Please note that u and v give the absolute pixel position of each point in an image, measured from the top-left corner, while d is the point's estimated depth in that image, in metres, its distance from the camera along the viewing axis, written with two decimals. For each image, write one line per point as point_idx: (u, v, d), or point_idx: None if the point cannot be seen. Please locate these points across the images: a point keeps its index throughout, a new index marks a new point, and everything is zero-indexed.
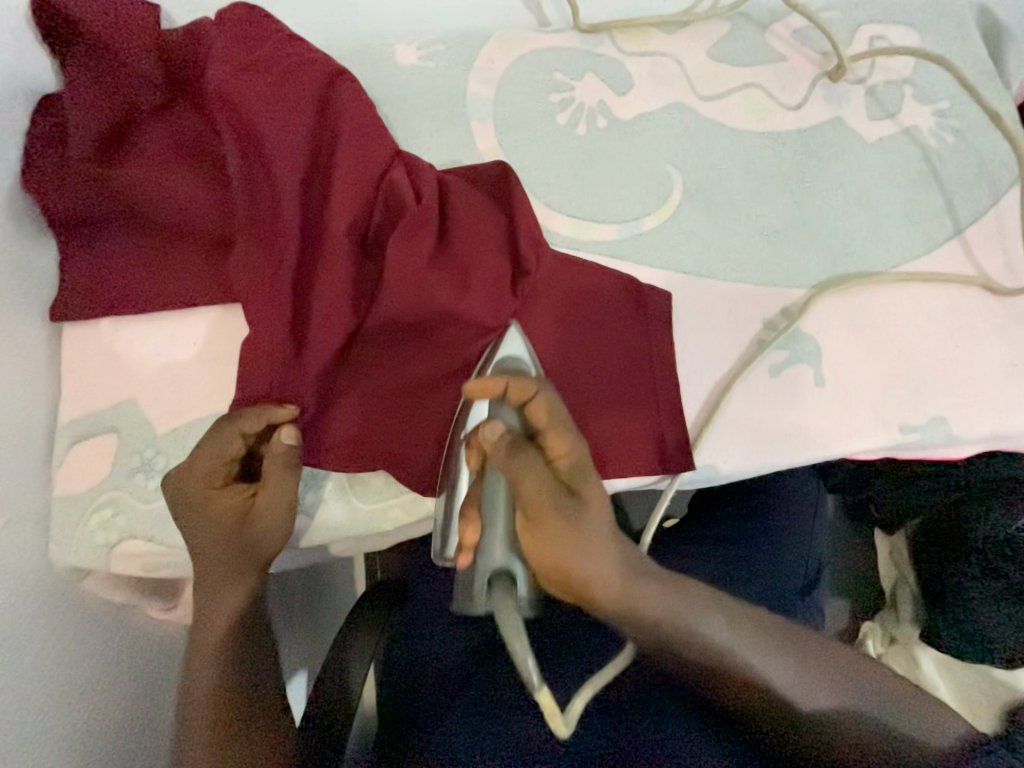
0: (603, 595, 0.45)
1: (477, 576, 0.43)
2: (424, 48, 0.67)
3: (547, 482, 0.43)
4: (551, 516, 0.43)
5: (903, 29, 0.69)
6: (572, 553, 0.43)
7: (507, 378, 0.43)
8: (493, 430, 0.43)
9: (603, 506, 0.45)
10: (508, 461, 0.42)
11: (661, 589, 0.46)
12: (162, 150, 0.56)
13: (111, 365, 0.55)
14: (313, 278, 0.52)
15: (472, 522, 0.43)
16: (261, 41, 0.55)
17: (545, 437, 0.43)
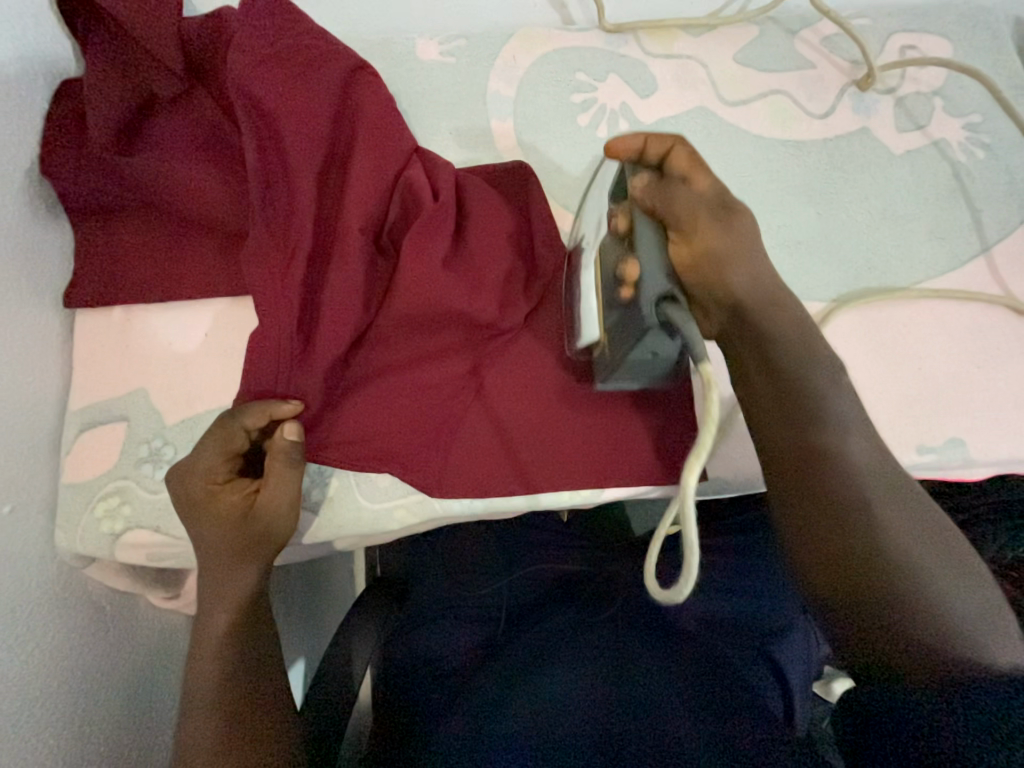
0: (756, 311, 0.45)
1: (642, 306, 0.44)
2: (446, 44, 0.66)
3: (704, 205, 0.46)
4: (714, 228, 0.45)
5: (936, 39, 0.67)
6: (724, 249, 0.45)
7: (646, 136, 0.48)
8: (640, 176, 0.47)
9: (751, 224, 0.47)
10: (659, 191, 0.46)
11: (800, 362, 0.45)
12: (179, 139, 0.56)
13: (122, 354, 0.54)
14: (326, 274, 0.52)
15: (628, 262, 0.46)
16: (282, 32, 0.54)
17: (692, 178, 0.47)
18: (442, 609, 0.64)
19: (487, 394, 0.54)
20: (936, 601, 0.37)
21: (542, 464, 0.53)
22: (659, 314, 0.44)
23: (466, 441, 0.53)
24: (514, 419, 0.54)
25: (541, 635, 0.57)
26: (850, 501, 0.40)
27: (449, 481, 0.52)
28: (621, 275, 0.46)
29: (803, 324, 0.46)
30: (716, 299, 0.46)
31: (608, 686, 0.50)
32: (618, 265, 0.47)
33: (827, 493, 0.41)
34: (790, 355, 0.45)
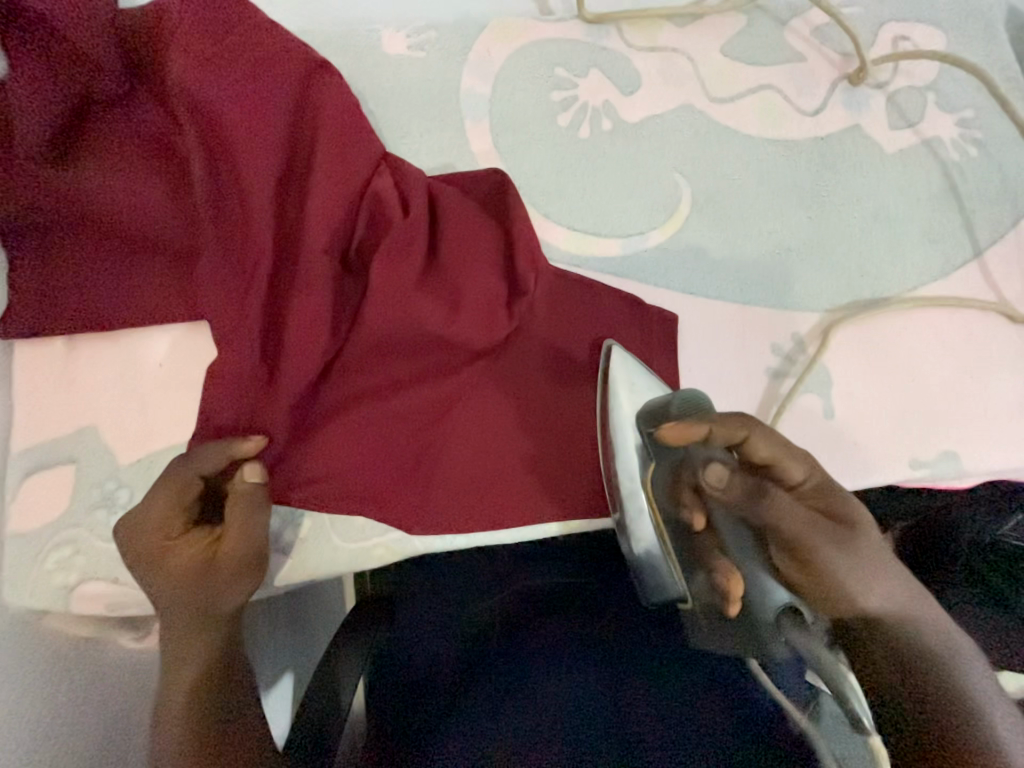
0: (868, 554, 0.44)
1: (755, 618, 0.47)
2: (414, 37, 0.61)
3: (804, 521, 0.44)
4: (819, 549, 0.43)
5: (929, 28, 0.64)
6: (842, 594, 0.43)
7: (710, 423, 0.45)
8: (716, 471, 0.45)
9: (865, 518, 0.45)
10: (749, 500, 0.45)
11: (891, 568, 0.44)
12: (120, 149, 0.51)
13: (68, 389, 0.50)
14: (288, 298, 0.47)
15: (733, 579, 0.47)
16: (229, 27, 0.49)
17: (778, 467, 0.45)
18: (437, 621, 0.61)
19: (469, 421, 0.51)
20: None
21: (528, 493, 0.51)
22: (778, 629, 0.46)
23: (448, 472, 0.50)
24: (497, 446, 0.51)
25: (532, 654, 0.55)
26: (958, 723, 0.38)
27: (430, 515, 0.49)
28: (722, 585, 0.48)
29: (911, 615, 0.43)
30: (825, 606, 0.45)
31: (613, 697, 0.51)
32: (714, 564, 0.49)
33: (937, 723, 0.38)
34: (912, 656, 0.41)
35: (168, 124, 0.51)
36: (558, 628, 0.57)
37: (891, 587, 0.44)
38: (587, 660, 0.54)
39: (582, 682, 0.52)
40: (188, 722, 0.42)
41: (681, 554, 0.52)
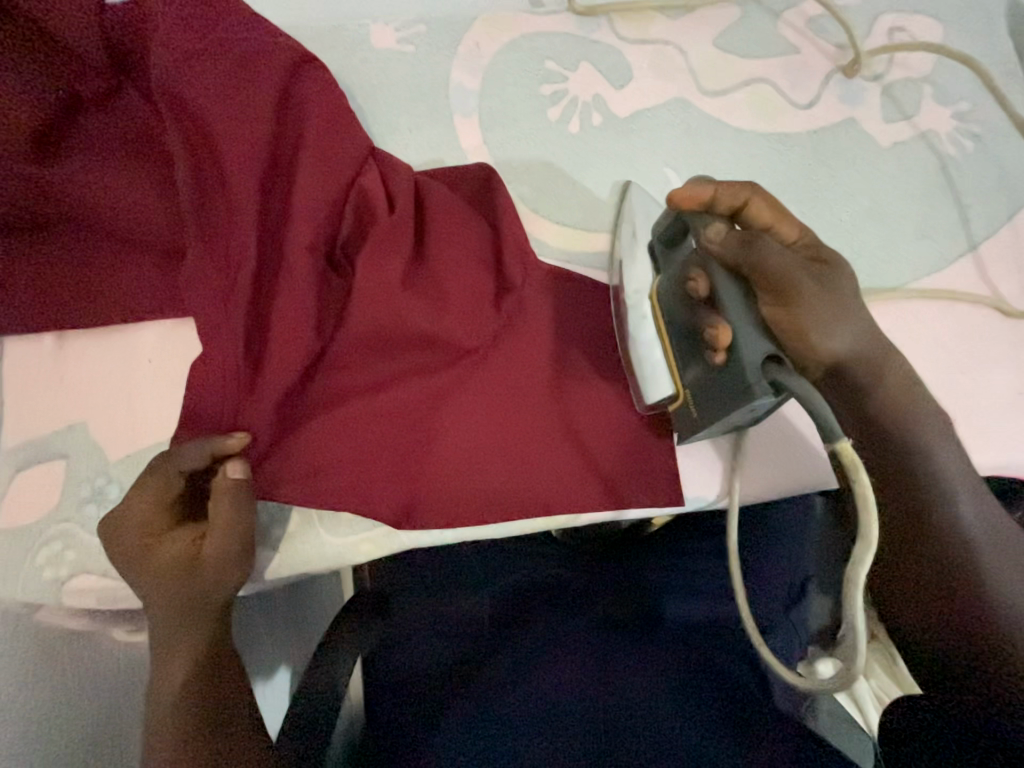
0: (851, 332, 0.45)
1: (745, 371, 0.41)
2: (403, 30, 0.60)
3: (793, 263, 0.44)
4: (807, 287, 0.43)
5: (926, 19, 0.63)
6: (822, 321, 0.44)
7: (717, 188, 0.46)
8: (717, 230, 0.45)
9: (847, 285, 0.46)
10: (742, 248, 0.43)
11: (877, 345, 0.46)
12: (106, 146, 0.51)
13: (59, 386, 0.50)
14: (272, 295, 0.48)
15: (698, 282, 0.44)
16: (213, 22, 0.49)
17: (777, 230, 0.47)
18: (424, 624, 0.60)
19: (456, 416, 0.51)
20: (993, 572, 0.41)
21: (514, 489, 0.51)
22: (766, 378, 0.41)
23: (435, 470, 0.50)
24: (484, 443, 0.51)
25: (523, 655, 0.55)
26: (918, 470, 0.44)
27: (416, 514, 0.49)
28: (710, 340, 0.43)
29: (874, 361, 0.45)
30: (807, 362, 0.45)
31: (596, 686, 0.52)
32: (705, 327, 0.43)
33: (902, 475, 0.44)
34: (883, 417, 0.45)
35: (154, 120, 0.51)
36: (547, 619, 0.58)
37: (860, 332, 0.45)
38: (574, 650, 0.55)
39: (568, 671, 0.53)
40: (178, 713, 0.42)
41: (675, 336, 0.46)
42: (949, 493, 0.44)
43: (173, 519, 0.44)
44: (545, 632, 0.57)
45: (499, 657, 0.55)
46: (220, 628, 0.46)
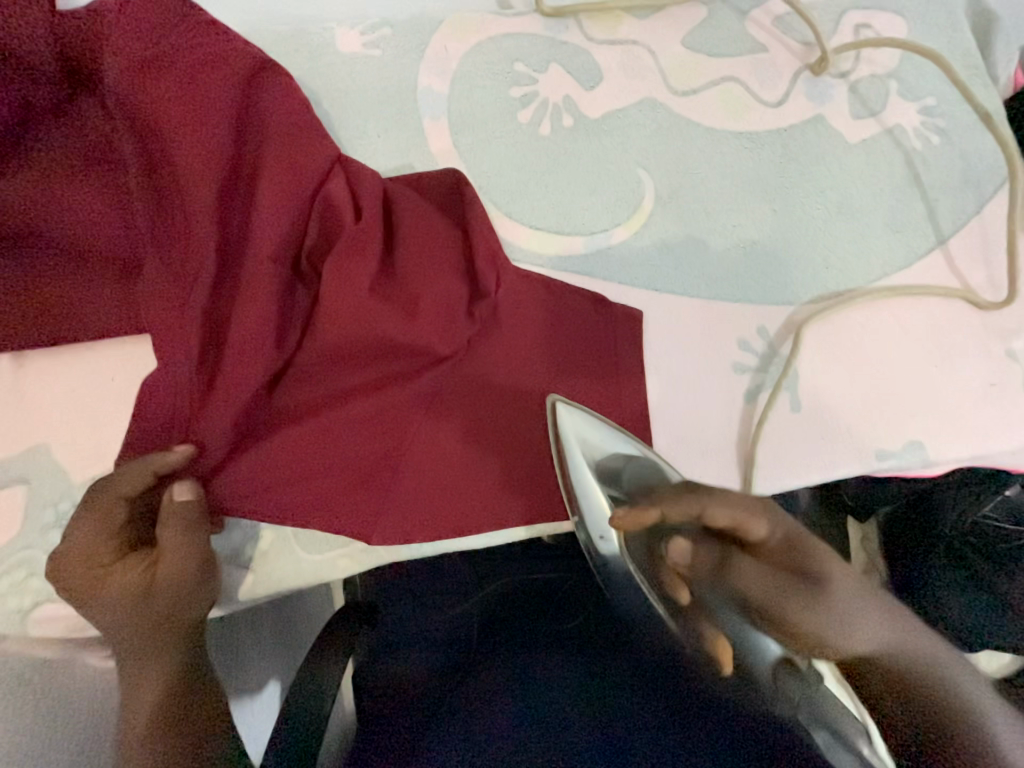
0: (830, 607, 0.47)
1: (757, 670, 0.49)
2: (368, 34, 0.59)
3: (770, 582, 0.48)
4: (794, 610, 0.47)
5: (890, 16, 0.64)
6: (818, 634, 0.47)
7: (660, 506, 0.47)
8: (680, 551, 0.50)
9: (832, 581, 0.48)
10: (716, 570, 0.49)
11: (864, 614, 0.48)
12: (58, 156, 0.50)
13: (17, 406, 0.49)
14: (232, 307, 0.47)
15: (677, 583, 0.51)
16: (169, 28, 0.48)
17: (741, 530, 0.46)
18: (412, 634, 0.60)
19: (428, 425, 0.50)
20: (977, 713, 0.44)
21: (489, 496, 0.50)
22: (775, 677, 0.49)
23: (408, 481, 0.49)
24: (457, 450, 0.50)
25: (512, 653, 0.54)
26: (938, 687, 0.45)
27: (389, 525, 0.48)
28: (714, 654, 0.49)
29: (902, 650, 0.47)
30: (812, 652, 0.48)
31: (595, 683, 0.50)
32: (705, 632, 0.49)
33: (903, 671, 0.46)
34: (880, 648, 0.47)
35: (108, 129, 0.50)
36: (539, 625, 0.58)
37: (864, 625, 0.47)
38: (567, 649, 0.54)
39: (567, 671, 0.51)
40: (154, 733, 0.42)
41: (682, 622, 0.50)
42: (947, 672, 0.46)
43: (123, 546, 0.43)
44: (540, 635, 0.57)
45: (490, 655, 0.55)
46: (187, 649, 0.44)
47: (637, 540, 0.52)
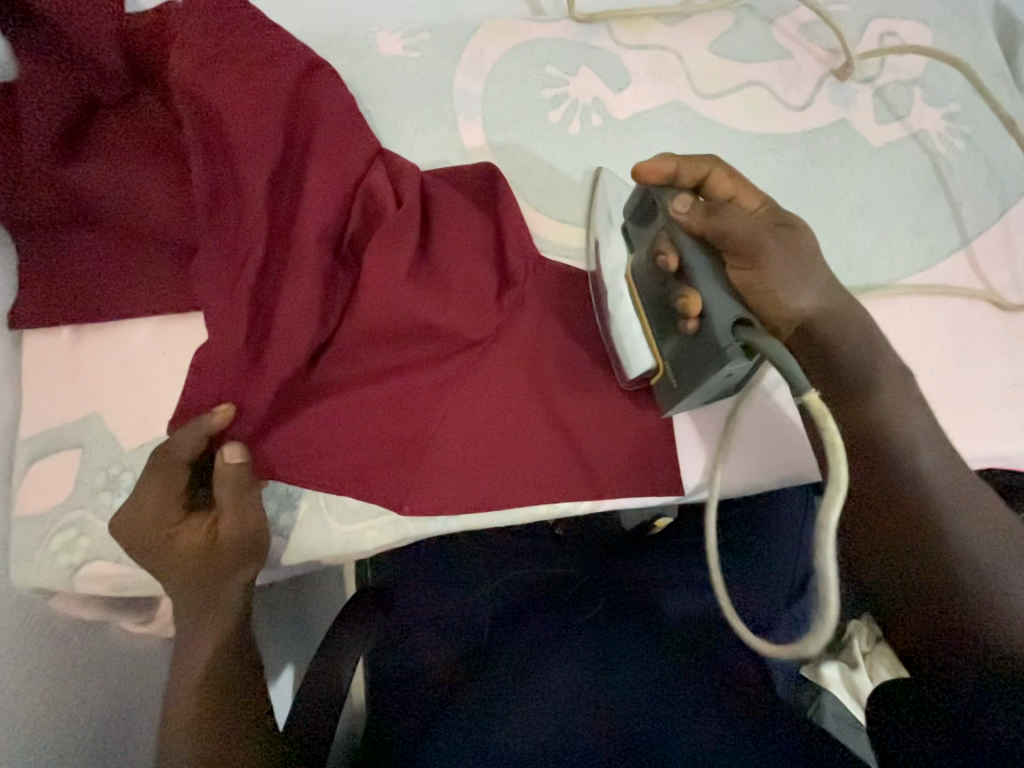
0: (803, 305, 0.47)
1: (717, 332, 0.44)
2: (408, 38, 0.63)
3: (757, 229, 0.46)
4: (769, 255, 0.46)
5: (915, 24, 0.65)
6: (783, 280, 0.46)
7: (677, 160, 0.49)
8: (681, 202, 0.47)
9: (811, 252, 0.48)
10: (707, 220, 0.46)
11: (830, 291, 0.48)
12: (122, 146, 0.53)
13: (74, 375, 0.52)
14: (277, 287, 0.49)
15: (667, 255, 0.47)
16: (232, 30, 0.51)
17: (738, 202, 0.49)
18: (425, 618, 0.61)
19: (456, 405, 0.52)
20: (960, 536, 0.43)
21: (514, 476, 0.52)
22: (738, 339, 0.43)
23: (436, 458, 0.51)
24: (484, 432, 0.52)
25: (523, 645, 0.56)
26: (924, 503, 0.44)
27: (417, 499, 0.50)
28: (682, 309, 0.45)
29: (888, 423, 0.46)
30: (772, 319, 0.48)
31: (601, 692, 0.51)
32: (676, 297, 0.46)
33: (870, 444, 0.47)
34: (848, 388, 0.48)
35: (170, 122, 0.54)
36: (550, 619, 0.58)
37: (823, 287, 0.48)
38: (571, 654, 0.54)
39: (569, 677, 0.52)
40: (206, 695, 0.43)
41: (656, 325, 0.49)
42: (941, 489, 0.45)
43: (184, 511, 0.45)
44: (543, 634, 0.56)
45: (497, 654, 0.56)
46: (238, 617, 0.46)
47: (637, 253, 0.50)
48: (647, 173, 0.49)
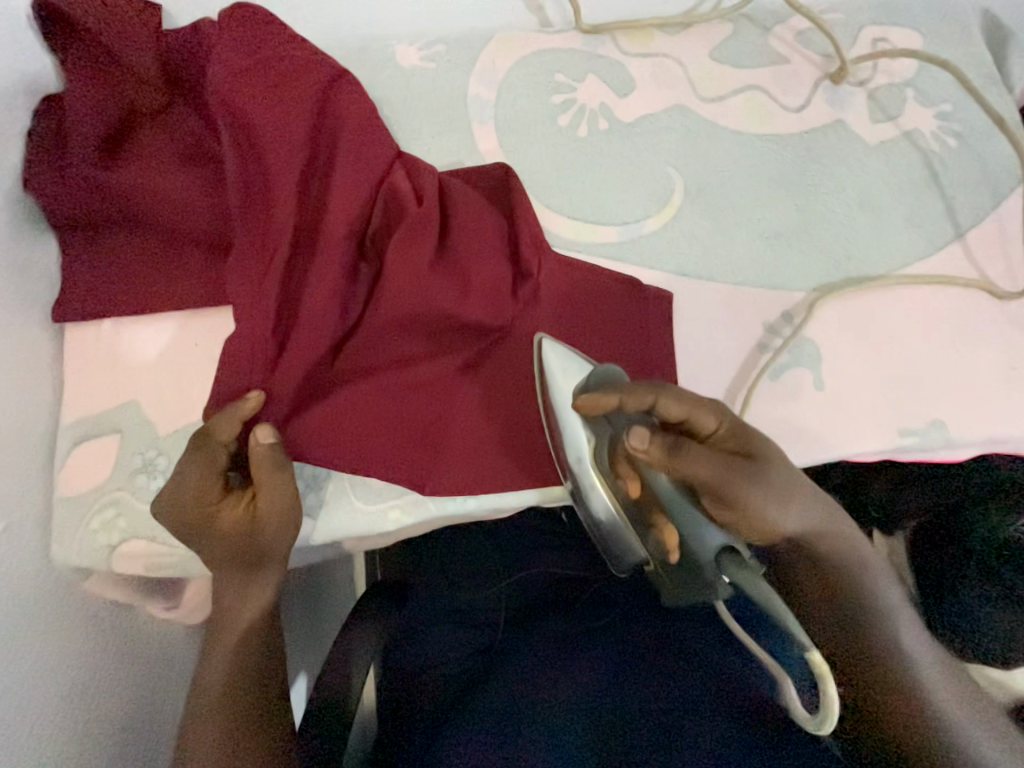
0: (772, 515, 0.49)
1: (701, 562, 0.49)
2: (425, 50, 0.66)
3: (721, 463, 0.46)
4: (739, 485, 0.47)
5: (906, 30, 0.69)
6: (760, 501, 0.48)
7: (621, 394, 0.47)
8: (639, 438, 0.47)
9: (778, 458, 0.49)
10: (670, 459, 0.46)
11: (802, 504, 0.50)
12: (157, 151, 0.57)
13: (112, 366, 0.55)
14: (304, 280, 0.52)
15: (631, 482, 0.50)
16: (263, 44, 0.55)
17: (693, 423, 0.48)
18: (454, 608, 0.63)
19: (473, 392, 0.54)
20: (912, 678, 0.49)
21: (530, 459, 0.54)
22: (724, 571, 0.47)
23: (455, 443, 0.53)
24: (500, 418, 0.54)
25: (542, 639, 0.57)
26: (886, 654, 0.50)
27: (438, 481, 0.52)
28: (664, 541, 0.50)
29: (854, 577, 0.53)
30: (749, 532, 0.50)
31: (605, 679, 0.53)
32: (655, 522, 0.51)
33: (845, 607, 0.52)
34: (823, 565, 0.53)
35: (203, 130, 0.57)
36: (558, 624, 0.59)
37: (797, 502, 0.50)
38: (579, 659, 0.54)
39: (576, 687, 0.52)
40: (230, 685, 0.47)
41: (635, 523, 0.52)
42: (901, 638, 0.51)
43: (223, 489, 0.47)
44: (553, 639, 0.57)
45: (503, 660, 0.56)
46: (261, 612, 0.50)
47: (602, 458, 0.51)
48: (587, 406, 0.48)
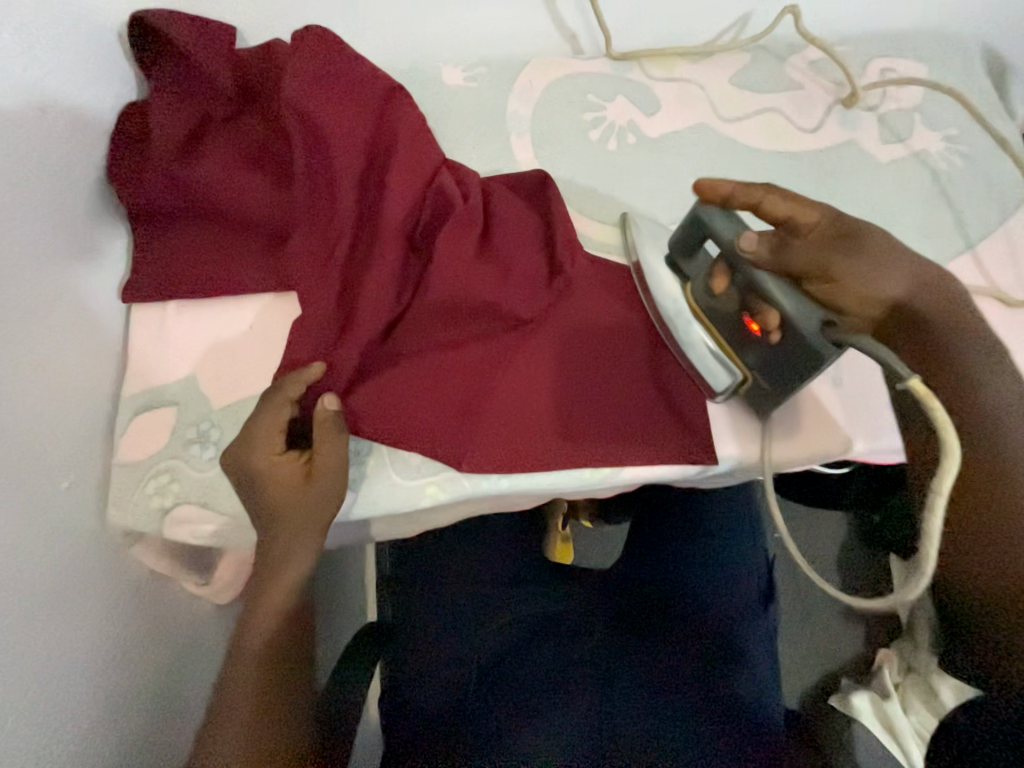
0: (878, 286, 0.51)
1: (804, 340, 0.47)
2: (468, 71, 0.73)
3: (821, 242, 0.50)
4: (841, 256, 0.50)
5: (912, 61, 0.74)
6: (862, 275, 0.50)
7: (732, 189, 0.51)
8: (748, 237, 0.49)
9: (875, 236, 0.51)
10: (777, 251, 0.49)
11: (907, 271, 0.51)
12: (229, 152, 0.63)
13: (172, 344, 0.59)
14: (361, 267, 0.57)
15: (722, 281, 0.52)
16: (329, 58, 0.61)
17: (794, 219, 0.51)
18: (446, 646, 0.66)
19: (510, 376, 0.57)
20: None
21: (564, 445, 0.57)
22: (828, 341, 0.46)
23: (494, 423, 0.56)
24: (535, 400, 0.57)
25: (531, 684, 0.63)
26: None
27: (476, 459, 0.55)
28: (762, 327, 0.49)
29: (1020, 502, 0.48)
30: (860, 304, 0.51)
31: (586, 721, 0.61)
32: (751, 315, 0.50)
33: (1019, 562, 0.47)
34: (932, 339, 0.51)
35: (271, 134, 0.63)
36: (529, 674, 0.63)
37: (901, 273, 0.51)
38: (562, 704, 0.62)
39: (563, 718, 0.61)
40: (259, 680, 0.49)
41: (736, 337, 0.53)
42: None
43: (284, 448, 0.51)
44: (532, 688, 0.62)
45: (503, 683, 0.63)
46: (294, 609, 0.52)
47: (699, 262, 0.55)
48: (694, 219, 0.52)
